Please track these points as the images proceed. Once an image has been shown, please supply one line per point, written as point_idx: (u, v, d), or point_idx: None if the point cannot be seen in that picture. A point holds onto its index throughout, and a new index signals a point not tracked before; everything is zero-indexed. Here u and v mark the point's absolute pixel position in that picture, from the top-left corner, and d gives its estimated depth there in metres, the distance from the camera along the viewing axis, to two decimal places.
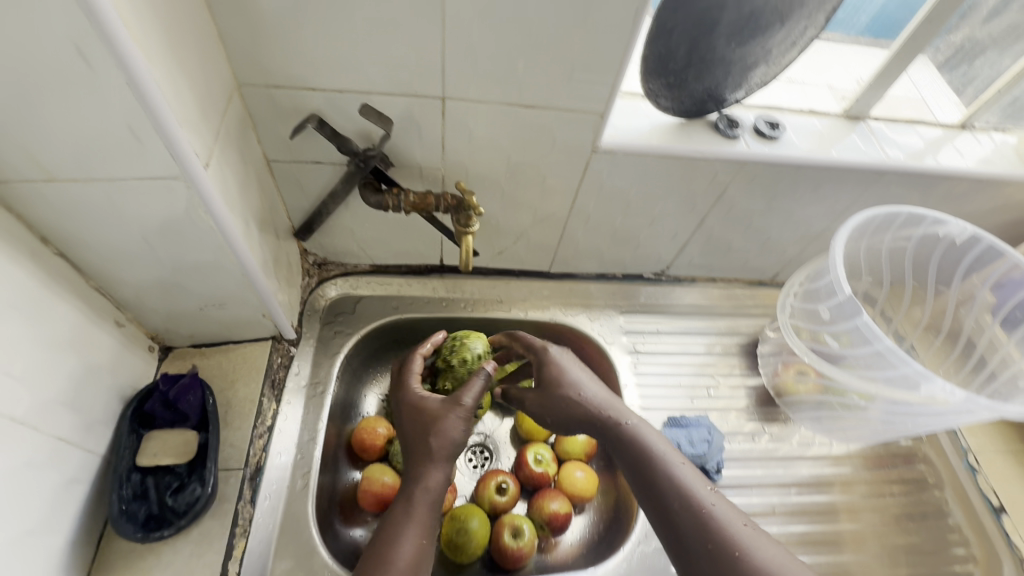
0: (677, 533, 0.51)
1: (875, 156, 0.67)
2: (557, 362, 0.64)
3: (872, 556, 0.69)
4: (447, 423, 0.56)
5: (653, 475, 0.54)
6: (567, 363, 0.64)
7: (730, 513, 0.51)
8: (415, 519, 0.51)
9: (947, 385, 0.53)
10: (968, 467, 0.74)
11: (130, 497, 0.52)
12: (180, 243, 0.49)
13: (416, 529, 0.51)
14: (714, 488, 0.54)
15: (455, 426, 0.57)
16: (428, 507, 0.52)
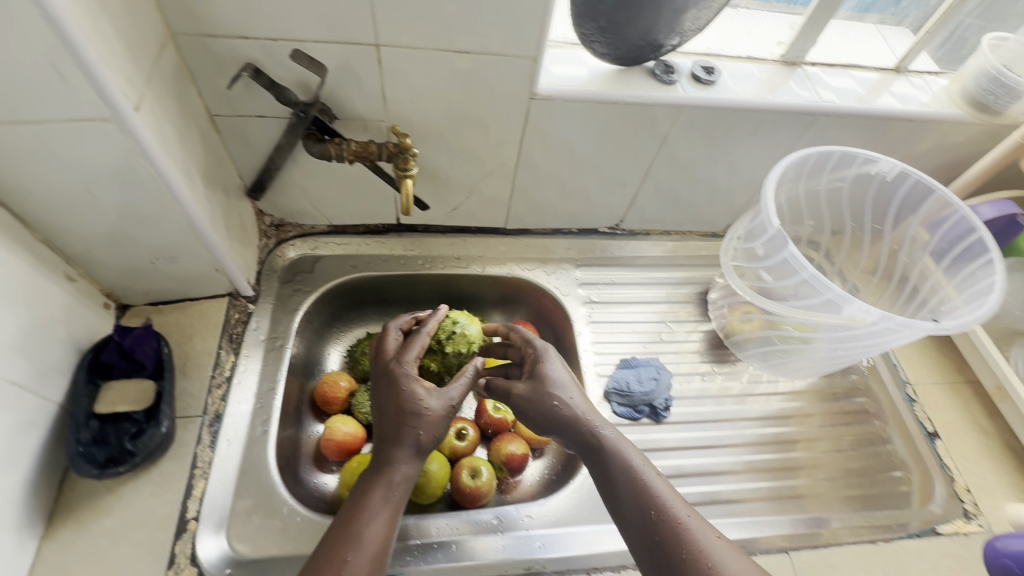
0: (652, 546, 0.49)
1: (810, 99, 0.70)
2: (542, 359, 0.60)
3: (822, 480, 0.72)
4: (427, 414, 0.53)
5: (630, 485, 0.52)
6: (551, 360, 0.60)
7: (703, 528, 0.49)
8: (382, 508, 0.50)
9: (862, 305, 0.55)
10: (906, 398, 0.78)
11: (88, 442, 0.54)
12: (122, 191, 0.50)
13: (381, 519, 0.49)
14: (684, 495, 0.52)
15: (436, 420, 0.54)
16: (396, 498, 0.51)
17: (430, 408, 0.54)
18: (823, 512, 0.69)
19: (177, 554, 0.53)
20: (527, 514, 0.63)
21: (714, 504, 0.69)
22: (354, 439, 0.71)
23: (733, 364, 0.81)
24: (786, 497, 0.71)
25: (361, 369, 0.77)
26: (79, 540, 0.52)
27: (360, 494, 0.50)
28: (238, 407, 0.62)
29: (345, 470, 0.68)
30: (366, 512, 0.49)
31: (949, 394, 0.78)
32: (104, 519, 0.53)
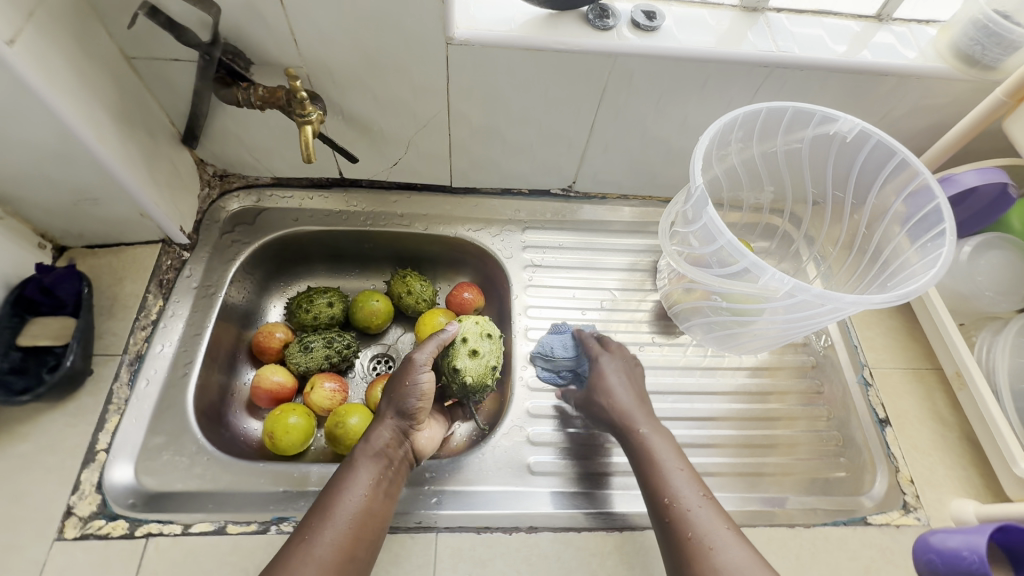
0: (666, 532, 0.53)
1: (765, 49, 0.63)
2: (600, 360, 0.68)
3: (803, 460, 0.69)
4: (407, 379, 0.60)
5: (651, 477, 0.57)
6: (608, 359, 0.68)
7: (711, 518, 0.53)
8: (360, 478, 0.53)
9: (775, 273, 0.50)
10: (861, 381, 0.73)
11: (5, 370, 0.57)
12: (21, 130, 0.51)
13: (356, 487, 0.52)
14: (707, 493, 0.56)
15: (414, 388, 0.59)
16: (371, 466, 0.54)
17: (411, 377, 0.60)
18: (785, 492, 0.66)
19: (83, 481, 0.55)
20: (428, 470, 0.62)
21: None
22: (283, 388, 0.73)
23: (676, 336, 0.78)
24: (723, 475, 0.67)
25: (297, 322, 0.78)
26: None
27: (342, 468, 0.55)
28: (160, 348, 0.65)
29: (271, 418, 0.68)
30: (342, 483, 0.53)
31: (910, 380, 0.72)
32: (21, 444, 0.56)
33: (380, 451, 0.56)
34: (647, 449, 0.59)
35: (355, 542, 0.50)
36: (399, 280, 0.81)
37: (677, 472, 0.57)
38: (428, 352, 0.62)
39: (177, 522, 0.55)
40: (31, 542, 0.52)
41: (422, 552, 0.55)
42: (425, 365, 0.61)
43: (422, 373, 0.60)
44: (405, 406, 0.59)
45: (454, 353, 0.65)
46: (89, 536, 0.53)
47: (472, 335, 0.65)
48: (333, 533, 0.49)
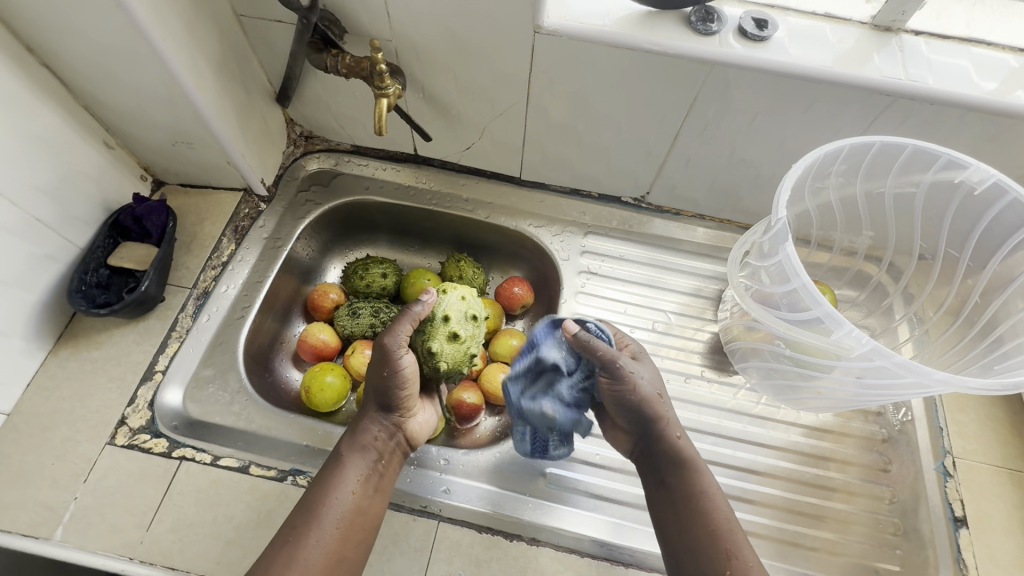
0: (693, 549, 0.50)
1: (892, 75, 0.55)
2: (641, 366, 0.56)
3: (862, 543, 0.61)
4: (389, 369, 0.57)
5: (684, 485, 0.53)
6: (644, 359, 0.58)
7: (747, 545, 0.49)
8: (347, 477, 0.54)
9: (853, 330, 0.44)
10: (941, 469, 0.63)
11: (92, 283, 0.63)
12: (134, 71, 0.56)
13: (342, 486, 0.53)
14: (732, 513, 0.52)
15: (396, 375, 0.57)
16: (357, 463, 0.55)
17: (391, 366, 0.57)
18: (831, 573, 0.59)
19: (139, 396, 0.61)
20: (442, 458, 0.62)
21: None
22: (327, 347, 0.75)
23: (729, 375, 0.72)
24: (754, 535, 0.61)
25: (350, 286, 0.80)
26: (73, 362, 0.62)
27: (329, 464, 0.55)
28: (224, 289, 0.69)
29: (311, 375, 0.71)
30: (329, 481, 0.53)
31: (1002, 482, 0.62)
32: (95, 350, 0.62)
33: (367, 446, 0.56)
34: (690, 467, 0.54)
35: (344, 540, 0.51)
36: (453, 264, 0.81)
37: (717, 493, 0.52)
38: (404, 334, 0.58)
39: (209, 452, 0.58)
40: (86, 440, 0.57)
41: (422, 536, 0.56)
42: (404, 350, 0.58)
43: (403, 358, 0.58)
44: (388, 395, 0.58)
45: (428, 332, 0.61)
46: (134, 447, 0.58)
47: (453, 315, 0.61)
48: (317, 533, 0.50)
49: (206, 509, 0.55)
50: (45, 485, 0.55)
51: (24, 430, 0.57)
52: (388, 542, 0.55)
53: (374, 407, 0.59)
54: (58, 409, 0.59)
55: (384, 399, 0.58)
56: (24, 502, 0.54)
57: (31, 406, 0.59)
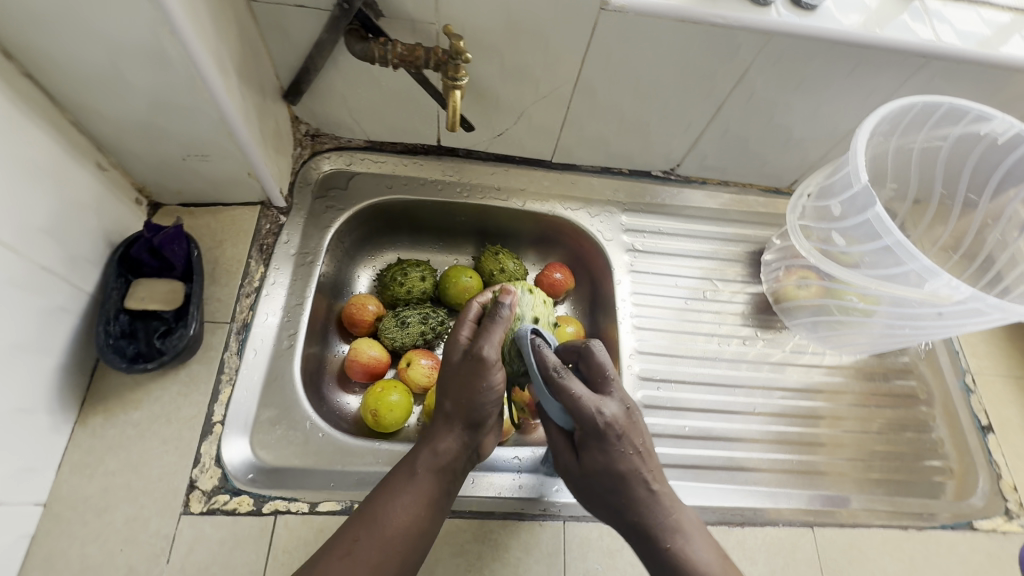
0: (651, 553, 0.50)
1: (926, 37, 0.59)
2: (607, 415, 0.49)
3: (845, 459, 0.70)
4: (477, 385, 0.49)
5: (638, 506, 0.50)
6: (610, 397, 0.50)
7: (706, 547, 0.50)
8: (416, 494, 0.48)
9: (951, 279, 0.49)
10: (963, 387, 0.73)
11: (117, 334, 0.53)
12: (151, 72, 0.46)
13: (409, 504, 0.48)
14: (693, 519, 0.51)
15: (487, 392, 0.50)
16: (426, 481, 0.49)
17: (481, 380, 0.50)
18: (845, 492, 0.67)
19: (203, 454, 0.53)
20: (544, 455, 0.62)
21: (737, 470, 0.67)
22: (378, 363, 0.70)
23: (776, 331, 0.77)
24: (812, 471, 0.68)
25: (389, 295, 0.75)
26: (110, 429, 0.52)
27: (397, 474, 0.50)
28: (266, 318, 0.62)
29: (368, 394, 0.66)
30: (396, 494, 0.48)
31: (1011, 389, 0.72)
32: (135, 411, 0.53)
33: (439, 463, 0.50)
34: (667, 517, 0.50)
35: (400, 564, 0.46)
36: (492, 257, 0.78)
37: (692, 538, 0.50)
38: (498, 345, 0.50)
39: (304, 500, 0.53)
40: (158, 515, 0.50)
41: (552, 538, 0.55)
42: (498, 363, 0.50)
43: (494, 373, 0.50)
44: (471, 413, 0.50)
45: (514, 329, 0.57)
46: (216, 511, 0.51)
47: (541, 319, 0.61)
48: (377, 553, 0.45)
49: None
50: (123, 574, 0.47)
51: (75, 518, 0.48)
52: (521, 552, 0.54)
53: (454, 423, 0.51)
54: (110, 487, 0.50)
55: (466, 417, 0.51)
56: None
57: (74, 489, 0.49)
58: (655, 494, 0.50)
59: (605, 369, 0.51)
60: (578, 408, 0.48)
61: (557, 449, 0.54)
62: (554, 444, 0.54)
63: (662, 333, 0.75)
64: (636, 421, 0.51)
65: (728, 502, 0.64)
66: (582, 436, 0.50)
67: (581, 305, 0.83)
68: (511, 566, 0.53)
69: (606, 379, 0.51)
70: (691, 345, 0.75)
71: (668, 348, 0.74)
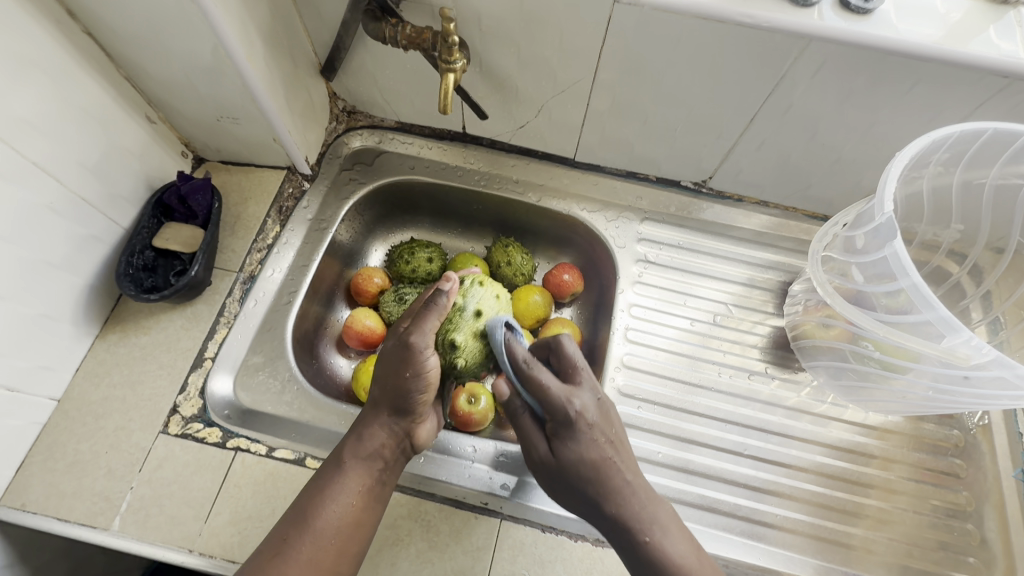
0: (630, 549, 0.46)
1: (1011, 54, 0.50)
2: (577, 405, 0.47)
3: (885, 539, 0.61)
4: (401, 373, 0.50)
5: (611, 498, 0.46)
6: (581, 388, 0.48)
7: (683, 540, 0.47)
8: (344, 486, 0.49)
9: (972, 338, 0.43)
10: (1020, 476, 0.62)
11: (138, 267, 0.60)
12: (183, 37, 0.52)
13: (337, 497, 0.49)
14: (671, 513, 0.48)
15: (414, 379, 0.50)
16: (355, 472, 0.50)
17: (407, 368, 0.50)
18: (868, 571, 0.59)
19: (190, 384, 0.59)
20: (502, 454, 0.60)
21: (710, 511, 0.61)
22: (372, 333, 0.73)
23: (795, 372, 0.69)
24: (807, 535, 0.60)
25: (395, 271, 0.77)
26: (121, 347, 0.60)
27: (328, 468, 0.51)
28: (272, 273, 0.67)
29: (361, 372, 0.67)
30: (325, 489, 0.49)
31: None
32: (143, 336, 0.61)
33: (368, 454, 0.51)
34: (642, 508, 0.47)
35: (335, 555, 0.47)
36: (501, 249, 0.77)
37: (667, 530, 0.47)
38: (427, 331, 0.50)
39: (264, 444, 0.57)
40: (139, 429, 0.56)
41: (484, 534, 0.54)
42: (426, 349, 0.50)
43: (423, 359, 0.50)
44: (400, 398, 0.51)
45: (451, 323, 0.56)
46: (188, 436, 0.56)
47: (485, 309, 0.57)
48: (308, 547, 0.46)
49: (264, 502, 0.54)
50: (102, 474, 0.54)
51: (77, 418, 0.56)
52: (450, 540, 0.54)
53: (382, 412, 0.52)
54: (109, 397, 0.57)
55: (393, 405, 0.51)
56: (81, 492, 0.53)
57: (82, 393, 0.57)
58: (630, 484, 0.47)
59: (573, 360, 0.49)
60: (548, 400, 0.47)
61: (528, 441, 0.50)
62: (527, 438, 0.50)
63: (657, 351, 0.70)
64: (609, 412, 0.49)
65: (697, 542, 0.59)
66: (554, 426, 0.48)
67: (586, 311, 0.80)
68: (438, 550, 0.53)
69: (576, 369, 0.49)
70: (692, 370, 0.69)
71: (660, 367, 0.69)
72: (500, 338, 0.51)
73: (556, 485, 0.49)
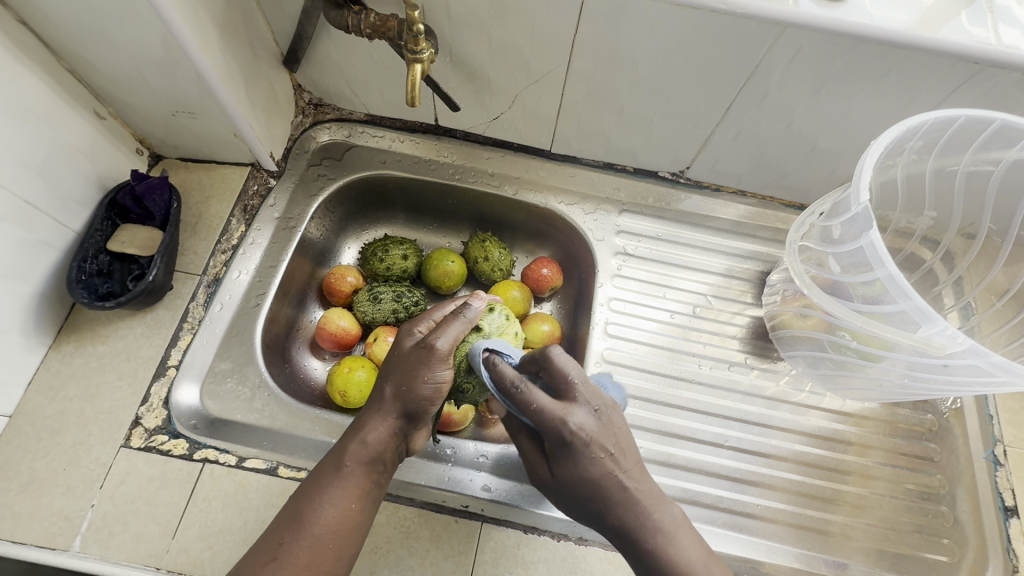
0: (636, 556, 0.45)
1: (982, 40, 0.50)
2: (574, 424, 0.45)
3: (864, 525, 0.61)
4: (419, 379, 0.48)
5: (615, 510, 0.45)
6: (576, 403, 0.46)
7: (694, 546, 0.45)
8: (345, 489, 0.47)
9: (947, 329, 0.43)
10: (991, 458, 0.63)
11: (92, 272, 0.57)
12: (128, 25, 0.49)
13: (339, 501, 0.47)
14: (683, 519, 0.46)
15: (430, 384, 0.49)
16: (358, 475, 0.48)
17: (426, 373, 0.49)
18: (846, 556, 0.60)
19: (153, 395, 0.56)
20: (483, 455, 0.60)
21: (692, 504, 0.61)
22: (347, 334, 0.70)
23: (774, 362, 0.70)
24: (786, 523, 0.61)
25: (369, 269, 0.75)
26: (77, 358, 0.57)
27: (326, 469, 0.48)
28: (237, 275, 0.64)
29: (335, 374, 0.65)
30: (323, 490, 0.47)
31: None
32: (100, 345, 0.58)
33: (372, 455, 0.49)
34: (646, 517, 0.45)
35: (333, 559, 0.45)
36: (478, 244, 0.76)
37: (677, 540, 0.45)
38: (451, 338, 0.49)
39: (234, 454, 0.54)
40: (100, 443, 0.53)
41: (465, 538, 0.53)
42: (447, 355, 0.49)
43: (442, 366, 0.49)
44: (411, 405, 0.49)
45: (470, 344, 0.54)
46: (152, 449, 0.54)
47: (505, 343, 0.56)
48: (307, 552, 0.44)
49: (235, 515, 0.52)
50: (59, 492, 0.51)
51: (31, 433, 0.53)
52: (430, 545, 0.53)
53: (390, 415, 0.50)
54: (65, 410, 0.54)
55: (402, 409, 0.49)
56: (37, 512, 0.50)
57: (36, 407, 0.54)
58: (632, 495, 0.45)
59: (566, 375, 0.46)
60: (541, 420, 0.45)
61: (529, 454, 0.50)
62: (528, 454, 0.50)
63: (638, 345, 0.70)
64: (611, 424, 0.46)
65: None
66: (552, 446, 0.46)
67: (567, 305, 0.79)
68: (418, 556, 0.52)
69: (569, 385, 0.46)
70: (672, 363, 0.69)
71: (642, 361, 0.69)
72: (482, 361, 0.48)
73: (557, 495, 0.48)
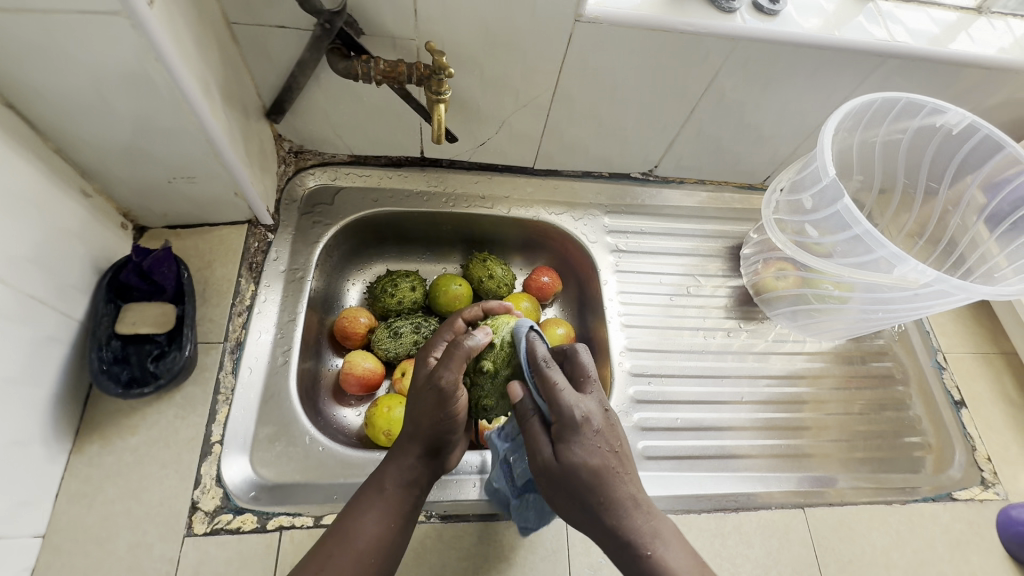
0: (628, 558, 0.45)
1: (881, 37, 0.63)
2: (584, 409, 0.45)
3: (834, 441, 0.73)
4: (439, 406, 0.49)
5: (616, 508, 0.44)
6: (588, 396, 0.47)
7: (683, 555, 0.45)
8: (385, 506, 0.49)
9: (917, 265, 0.54)
10: (936, 365, 0.77)
11: (110, 361, 0.53)
12: (136, 98, 0.47)
13: (379, 518, 0.48)
14: (677, 530, 0.47)
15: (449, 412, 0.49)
16: (396, 493, 0.49)
17: (446, 401, 0.48)
18: (850, 469, 0.71)
19: (204, 476, 0.53)
20: None
21: (725, 457, 0.69)
22: (374, 374, 0.69)
23: (758, 322, 0.80)
24: (797, 455, 0.71)
25: (379, 307, 0.75)
26: (106, 456, 0.52)
27: (368, 487, 0.50)
28: (259, 337, 0.62)
29: (374, 415, 0.64)
30: (366, 509, 0.48)
31: (979, 364, 0.77)
32: (131, 437, 0.53)
33: (409, 477, 0.50)
34: (643, 522, 0.45)
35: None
36: (480, 264, 0.78)
37: (674, 548, 0.45)
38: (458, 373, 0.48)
39: (308, 514, 0.53)
40: (160, 539, 0.50)
41: (556, 536, 0.56)
42: (456, 388, 0.48)
43: (456, 396, 0.48)
44: (437, 429, 0.50)
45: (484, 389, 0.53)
46: (220, 531, 0.51)
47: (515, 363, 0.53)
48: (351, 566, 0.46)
49: None
50: None
51: (75, 548, 0.48)
52: (524, 550, 0.56)
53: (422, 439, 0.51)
54: (110, 514, 0.50)
55: (431, 433, 0.50)
56: None
57: (73, 519, 0.49)
58: (636, 497, 0.45)
59: (588, 369, 0.49)
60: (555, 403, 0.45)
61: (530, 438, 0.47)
62: (529, 440, 0.47)
63: (648, 330, 0.77)
64: (616, 423, 0.47)
65: (722, 488, 0.66)
66: (556, 429, 0.45)
67: (569, 307, 0.85)
68: (518, 566, 0.55)
69: (587, 379, 0.49)
70: (680, 340, 0.77)
71: (655, 343, 0.76)
72: (525, 335, 0.50)
73: (557, 492, 0.46)
